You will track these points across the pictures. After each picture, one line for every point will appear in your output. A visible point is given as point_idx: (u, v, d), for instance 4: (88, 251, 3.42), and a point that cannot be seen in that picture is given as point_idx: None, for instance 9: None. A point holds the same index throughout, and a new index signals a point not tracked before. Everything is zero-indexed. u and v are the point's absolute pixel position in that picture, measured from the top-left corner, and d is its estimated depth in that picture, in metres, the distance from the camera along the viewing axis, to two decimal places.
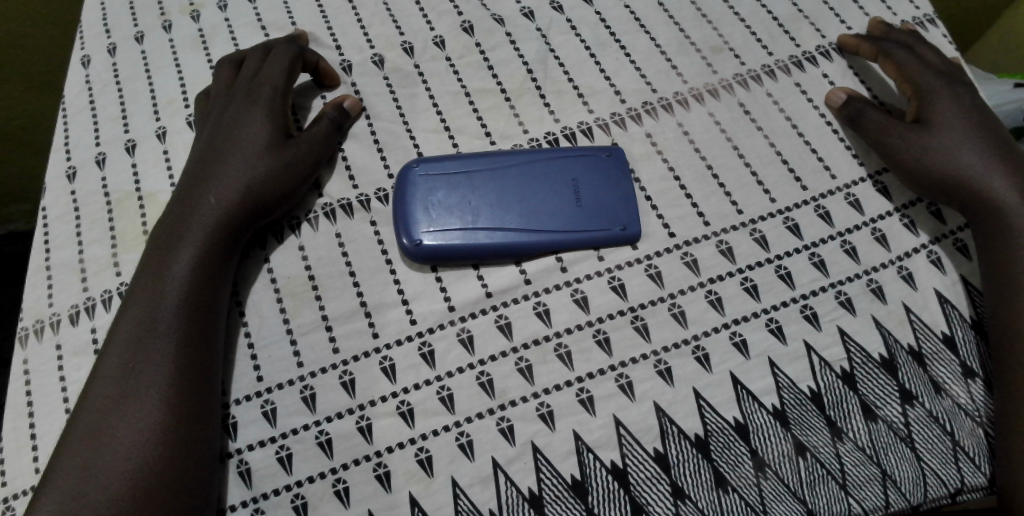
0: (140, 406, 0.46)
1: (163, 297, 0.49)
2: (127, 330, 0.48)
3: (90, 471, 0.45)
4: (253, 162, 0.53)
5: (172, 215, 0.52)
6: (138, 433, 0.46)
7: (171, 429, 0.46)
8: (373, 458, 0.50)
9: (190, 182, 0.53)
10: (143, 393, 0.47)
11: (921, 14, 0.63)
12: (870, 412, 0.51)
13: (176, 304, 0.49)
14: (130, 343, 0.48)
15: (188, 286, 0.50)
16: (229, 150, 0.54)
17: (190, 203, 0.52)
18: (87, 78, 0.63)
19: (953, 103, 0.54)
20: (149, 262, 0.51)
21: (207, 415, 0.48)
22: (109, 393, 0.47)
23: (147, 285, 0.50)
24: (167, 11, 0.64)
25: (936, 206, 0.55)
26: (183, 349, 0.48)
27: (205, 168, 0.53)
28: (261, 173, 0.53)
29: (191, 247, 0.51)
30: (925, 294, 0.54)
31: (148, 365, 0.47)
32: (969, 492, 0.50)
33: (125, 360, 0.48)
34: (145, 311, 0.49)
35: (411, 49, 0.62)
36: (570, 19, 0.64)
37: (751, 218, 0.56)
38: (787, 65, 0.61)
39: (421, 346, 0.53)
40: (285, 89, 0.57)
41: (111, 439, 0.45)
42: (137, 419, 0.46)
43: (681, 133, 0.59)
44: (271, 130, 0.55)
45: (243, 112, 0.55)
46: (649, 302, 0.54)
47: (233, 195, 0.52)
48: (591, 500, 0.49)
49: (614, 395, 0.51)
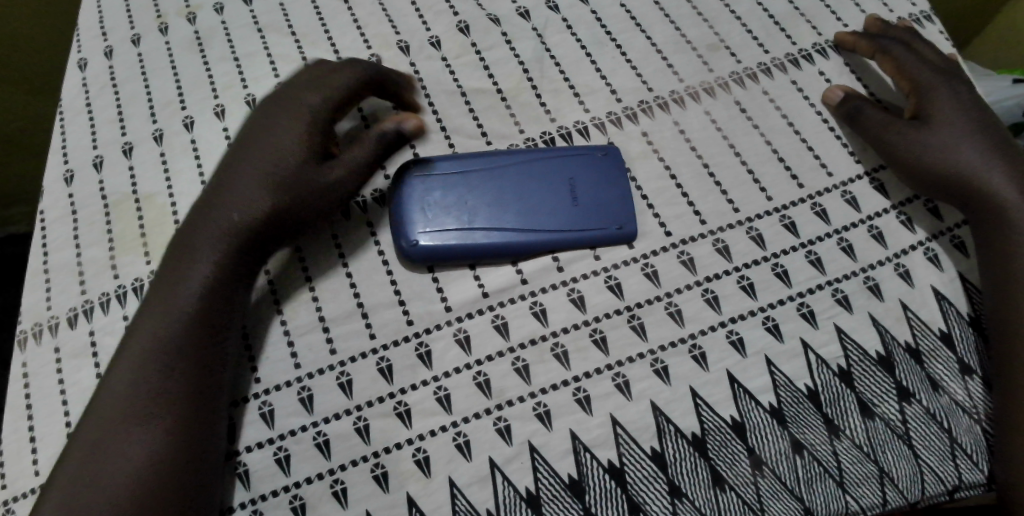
0: (145, 416, 0.46)
1: (179, 305, 0.49)
2: (142, 337, 0.48)
3: (88, 474, 0.45)
4: (285, 177, 0.51)
5: (195, 220, 0.52)
6: (145, 444, 0.46)
7: (171, 441, 0.46)
8: (371, 458, 0.50)
9: (218, 182, 0.52)
10: (153, 404, 0.47)
11: (918, 10, 0.63)
12: (866, 409, 0.51)
13: (188, 313, 0.49)
14: (143, 350, 0.48)
15: (206, 295, 0.49)
16: (263, 158, 0.52)
17: (212, 205, 0.51)
18: (84, 82, 0.63)
19: (952, 101, 0.54)
20: (168, 263, 0.51)
21: (208, 429, 0.48)
22: (118, 396, 0.47)
23: (166, 294, 0.49)
24: (163, 14, 0.65)
25: (933, 203, 0.55)
26: (192, 361, 0.48)
27: (233, 170, 0.52)
28: (290, 191, 0.51)
29: (208, 256, 0.50)
30: (922, 291, 0.54)
31: (161, 378, 0.47)
32: (966, 488, 0.50)
33: (139, 367, 0.48)
34: (162, 318, 0.49)
35: (407, 49, 0.62)
36: (565, 18, 0.64)
37: (747, 216, 0.56)
38: (783, 63, 0.61)
39: (418, 346, 0.53)
40: (335, 104, 0.54)
41: (112, 443, 0.46)
42: (144, 429, 0.46)
43: (677, 131, 0.59)
44: (312, 144, 0.52)
45: (287, 118, 0.53)
46: (646, 301, 0.54)
47: (257, 208, 0.51)
48: (589, 500, 0.49)
49: (611, 394, 0.51)
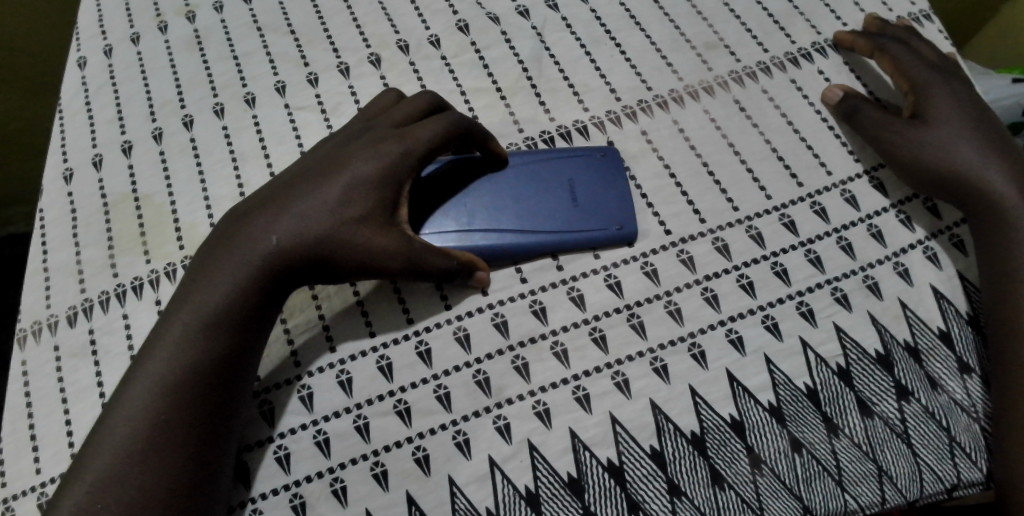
0: (165, 441, 0.44)
1: (209, 328, 0.47)
2: (167, 356, 0.46)
3: (96, 502, 0.43)
4: (339, 222, 0.49)
5: (234, 233, 0.49)
6: (163, 460, 0.44)
7: (183, 476, 0.44)
8: (370, 457, 0.50)
9: (258, 208, 0.50)
10: (175, 423, 0.45)
11: (916, 10, 0.63)
12: (865, 408, 0.51)
13: (211, 345, 0.47)
14: (164, 378, 0.45)
15: (233, 327, 0.47)
16: (310, 195, 0.49)
17: (252, 233, 0.49)
18: (83, 81, 0.63)
19: (951, 100, 0.55)
20: (192, 282, 0.48)
21: (216, 465, 0.46)
22: (140, 414, 0.45)
23: (196, 307, 0.47)
24: (162, 13, 0.65)
25: (931, 202, 0.56)
26: (215, 381, 0.46)
27: (279, 200, 0.50)
28: (339, 235, 0.49)
29: (238, 288, 0.48)
30: (920, 289, 0.54)
31: (186, 397, 0.45)
32: (965, 487, 0.50)
33: (164, 382, 0.45)
34: (189, 339, 0.46)
35: (406, 47, 0.62)
36: (564, 17, 0.64)
37: (747, 215, 0.56)
38: (781, 62, 0.61)
39: (418, 345, 0.53)
40: (419, 160, 0.51)
41: (123, 473, 0.43)
42: (164, 446, 0.44)
43: (675, 130, 0.59)
44: (375, 169, 0.50)
45: (346, 159, 0.51)
46: (644, 300, 0.54)
47: (297, 247, 0.49)
48: (587, 498, 0.49)
49: (609, 393, 0.52)
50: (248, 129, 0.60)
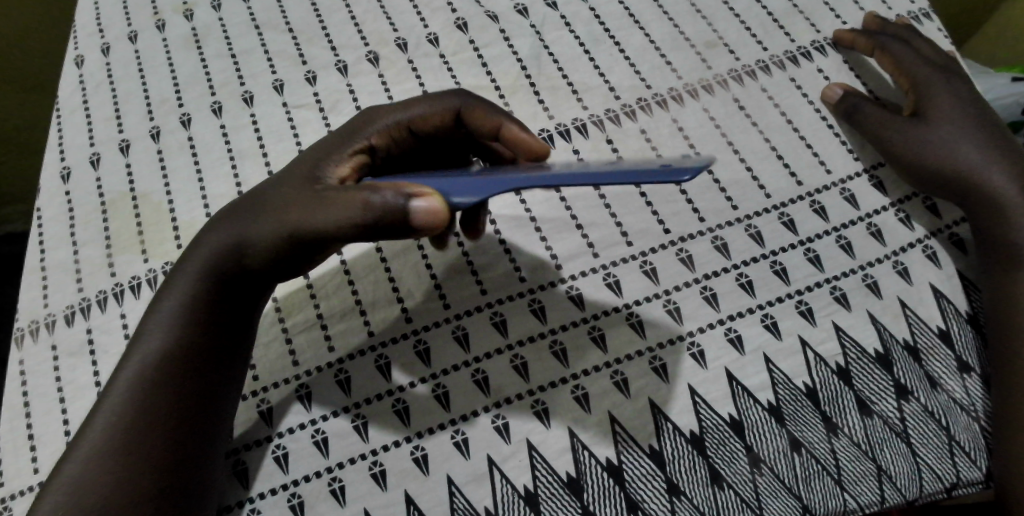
0: (136, 435, 0.44)
1: (177, 322, 0.47)
2: (142, 351, 0.46)
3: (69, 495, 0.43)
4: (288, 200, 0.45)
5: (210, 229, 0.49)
6: (134, 454, 0.44)
7: (148, 473, 0.43)
8: (369, 456, 0.50)
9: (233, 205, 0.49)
10: (145, 415, 0.45)
11: (916, 8, 0.63)
12: (864, 407, 0.51)
13: (170, 345, 0.46)
14: (130, 374, 0.46)
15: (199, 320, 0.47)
16: (262, 191, 0.48)
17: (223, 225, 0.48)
18: (81, 79, 0.63)
19: (952, 98, 0.55)
20: (171, 279, 0.49)
21: (192, 460, 0.45)
22: (116, 410, 0.45)
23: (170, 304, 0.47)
24: (160, 11, 0.65)
25: (931, 200, 0.55)
26: (182, 374, 0.46)
27: (253, 192, 0.49)
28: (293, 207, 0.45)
29: (199, 289, 0.47)
30: (920, 289, 0.53)
31: (156, 390, 0.45)
32: (965, 486, 0.50)
33: (137, 376, 0.45)
34: (161, 334, 0.46)
35: (404, 45, 0.62)
36: (563, 15, 0.63)
37: (746, 214, 0.56)
38: (781, 60, 0.61)
39: (416, 344, 0.53)
40: (396, 126, 0.51)
41: (87, 471, 0.43)
42: (135, 440, 0.44)
43: (675, 129, 0.59)
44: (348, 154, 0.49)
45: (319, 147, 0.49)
46: (644, 299, 0.54)
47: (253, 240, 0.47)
48: (587, 498, 0.49)
49: (608, 392, 0.51)
50: (246, 127, 0.60)
